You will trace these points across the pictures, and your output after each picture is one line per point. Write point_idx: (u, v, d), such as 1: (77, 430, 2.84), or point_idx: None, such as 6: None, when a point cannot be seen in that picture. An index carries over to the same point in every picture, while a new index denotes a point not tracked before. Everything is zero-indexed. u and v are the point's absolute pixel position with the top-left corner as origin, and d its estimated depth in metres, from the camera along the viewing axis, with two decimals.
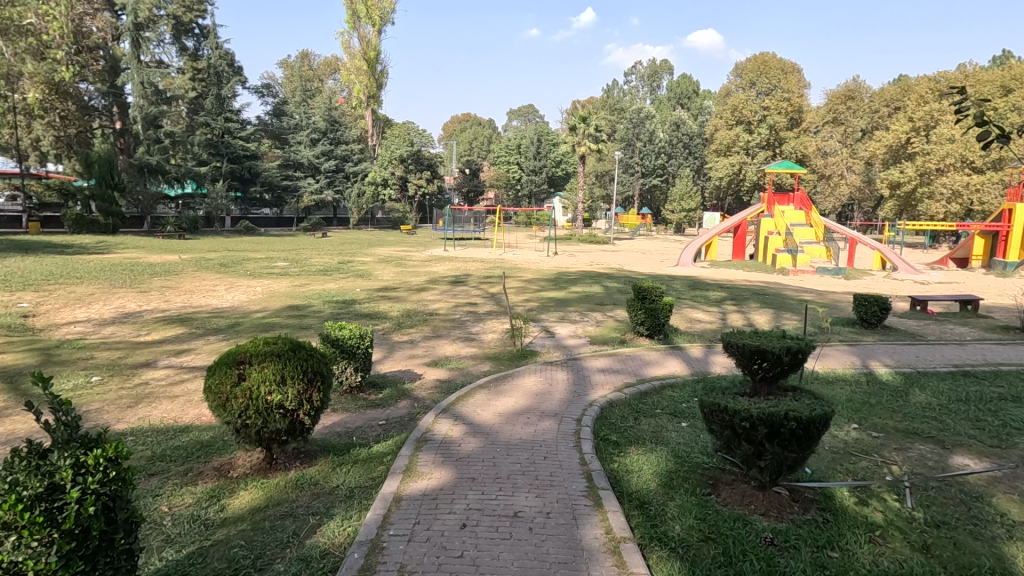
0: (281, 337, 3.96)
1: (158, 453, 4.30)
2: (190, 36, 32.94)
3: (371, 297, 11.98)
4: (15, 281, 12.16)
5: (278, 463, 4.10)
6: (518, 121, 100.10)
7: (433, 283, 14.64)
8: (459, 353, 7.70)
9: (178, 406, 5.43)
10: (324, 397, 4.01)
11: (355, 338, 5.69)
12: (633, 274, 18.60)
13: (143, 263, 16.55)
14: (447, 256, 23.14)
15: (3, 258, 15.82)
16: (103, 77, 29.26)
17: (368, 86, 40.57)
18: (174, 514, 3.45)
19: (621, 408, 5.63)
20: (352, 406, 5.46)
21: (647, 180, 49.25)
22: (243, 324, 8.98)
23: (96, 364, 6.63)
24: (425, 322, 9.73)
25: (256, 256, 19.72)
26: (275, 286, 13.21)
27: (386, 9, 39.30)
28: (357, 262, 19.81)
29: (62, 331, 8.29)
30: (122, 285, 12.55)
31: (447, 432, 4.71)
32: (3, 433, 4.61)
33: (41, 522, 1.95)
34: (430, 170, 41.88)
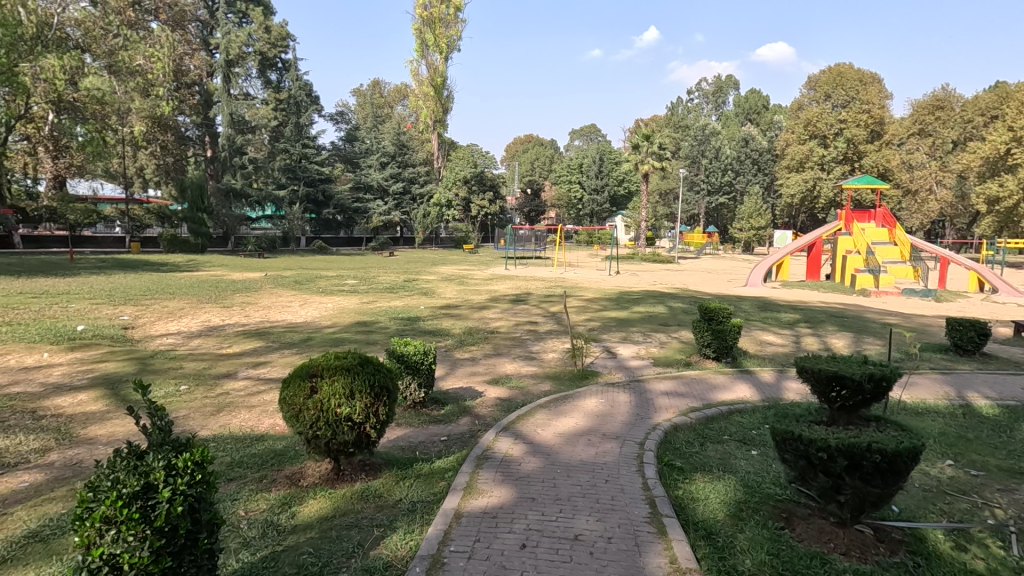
0: (351, 351, 4.15)
1: (236, 460, 4.56)
2: (274, 70, 35.54)
3: (434, 314, 12.29)
4: (119, 296, 13.44)
5: (345, 474, 4.24)
6: (580, 141, 100.43)
7: (494, 302, 14.83)
8: (520, 372, 7.70)
9: (256, 415, 5.76)
10: (389, 412, 4.12)
11: (419, 354, 5.79)
12: (698, 294, 18.08)
13: (227, 280, 17.86)
14: (508, 274, 23.43)
15: (108, 275, 17.56)
16: (198, 110, 32.73)
17: (435, 110, 42.14)
18: (250, 518, 3.64)
19: (686, 433, 5.44)
20: (416, 422, 5.58)
21: (713, 198, 47.94)
22: (314, 339, 9.40)
23: (184, 374, 7.14)
24: (486, 340, 9.83)
25: (327, 274, 20.77)
26: (345, 302, 13.84)
27: (452, 37, 40.89)
28: (421, 279, 20.42)
29: (155, 342, 9.02)
30: (207, 300, 13.56)
31: (507, 451, 4.72)
32: (106, 434, 5.04)
33: (136, 519, 2.13)
34: (493, 191, 42.61)
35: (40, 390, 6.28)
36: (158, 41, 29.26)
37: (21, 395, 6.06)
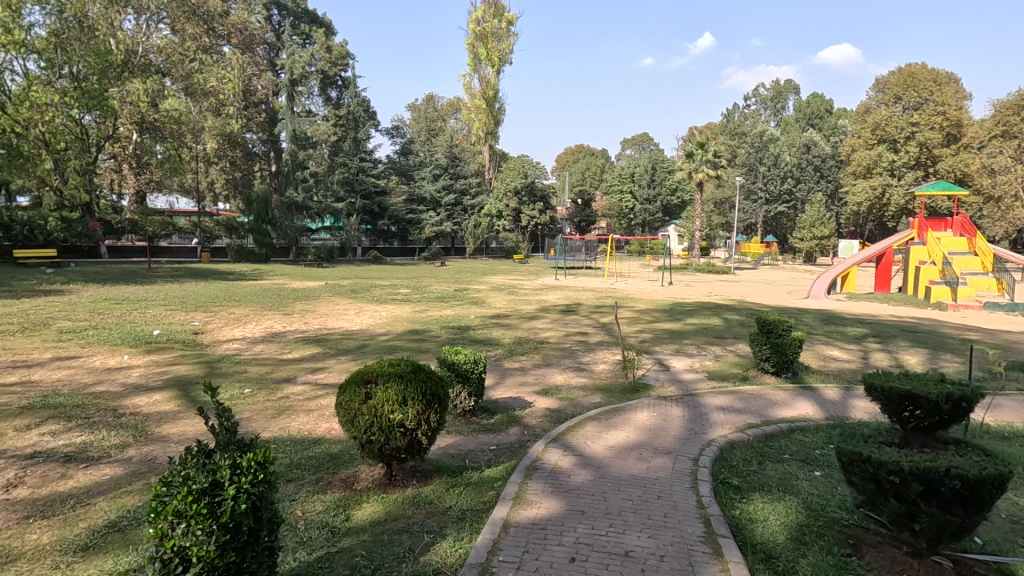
0: (404, 359, 4.24)
1: (294, 462, 4.74)
2: (334, 87, 37.27)
3: (485, 324, 12.41)
4: (190, 302, 14.33)
5: (397, 479, 4.32)
6: (632, 150, 99.30)
7: (544, 312, 14.81)
8: (570, 383, 7.63)
9: (313, 419, 5.97)
10: (440, 419, 4.18)
11: (470, 363, 5.84)
12: (756, 306, 17.43)
13: (288, 288, 18.70)
14: (558, 284, 23.38)
15: (181, 283, 18.78)
16: (264, 127, 34.70)
17: (486, 123, 42.77)
18: (307, 518, 3.77)
19: (743, 450, 5.23)
20: (466, 430, 5.63)
21: (772, 206, 46.24)
22: (368, 346, 9.67)
23: (248, 378, 7.50)
24: (536, 350, 9.83)
25: (382, 283, 21.36)
26: (398, 311, 14.20)
27: (504, 50, 41.49)
28: (472, 289, 20.68)
29: (222, 347, 9.53)
30: (270, 307, 14.23)
31: (556, 462, 4.69)
32: (177, 432, 5.36)
33: (203, 514, 2.25)
34: (543, 202, 42.71)
35: (120, 389, 6.75)
36: (229, 64, 31.20)
37: (103, 393, 6.53)
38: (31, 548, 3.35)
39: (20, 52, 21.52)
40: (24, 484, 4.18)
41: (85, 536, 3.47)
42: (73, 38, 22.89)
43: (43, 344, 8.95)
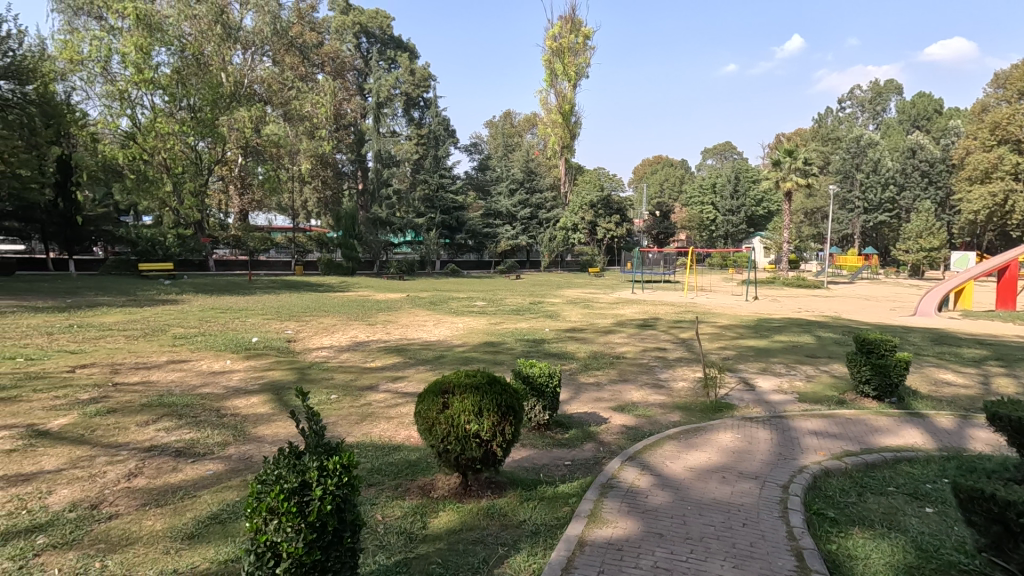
0: (481, 370, 4.31)
1: (375, 467, 4.93)
2: (417, 108, 39.10)
3: (560, 337, 12.36)
4: (285, 312, 15.41)
5: (472, 489, 4.38)
6: (713, 160, 95.89)
7: (621, 326, 14.52)
8: (647, 400, 7.40)
9: (393, 426, 6.19)
10: (515, 431, 4.20)
11: (545, 376, 5.80)
12: (854, 323, 16.12)
13: (372, 300, 19.65)
14: (635, 298, 22.91)
15: (278, 294, 20.27)
16: (353, 148, 37.09)
17: (562, 137, 42.93)
18: (387, 523, 3.90)
19: (840, 480, 4.83)
20: (540, 444, 5.60)
21: (871, 216, 42.82)
22: (446, 357, 9.91)
23: (334, 384, 7.92)
24: (611, 365, 9.64)
25: (459, 296, 21.92)
26: (474, 323, 14.47)
27: (580, 64, 41.64)
28: (547, 302, 20.71)
29: (312, 354, 10.15)
30: (355, 318, 14.99)
31: (633, 481, 4.55)
32: (271, 434, 5.74)
33: (293, 512, 2.39)
34: (620, 214, 42.11)
35: (224, 391, 7.36)
36: (322, 90, 33.57)
37: (209, 395, 7.14)
38: (147, 533, 3.69)
39: (149, 88, 24.35)
40: (142, 474, 4.63)
41: (192, 525, 3.78)
42: (191, 74, 25.55)
43: (161, 348, 9.96)
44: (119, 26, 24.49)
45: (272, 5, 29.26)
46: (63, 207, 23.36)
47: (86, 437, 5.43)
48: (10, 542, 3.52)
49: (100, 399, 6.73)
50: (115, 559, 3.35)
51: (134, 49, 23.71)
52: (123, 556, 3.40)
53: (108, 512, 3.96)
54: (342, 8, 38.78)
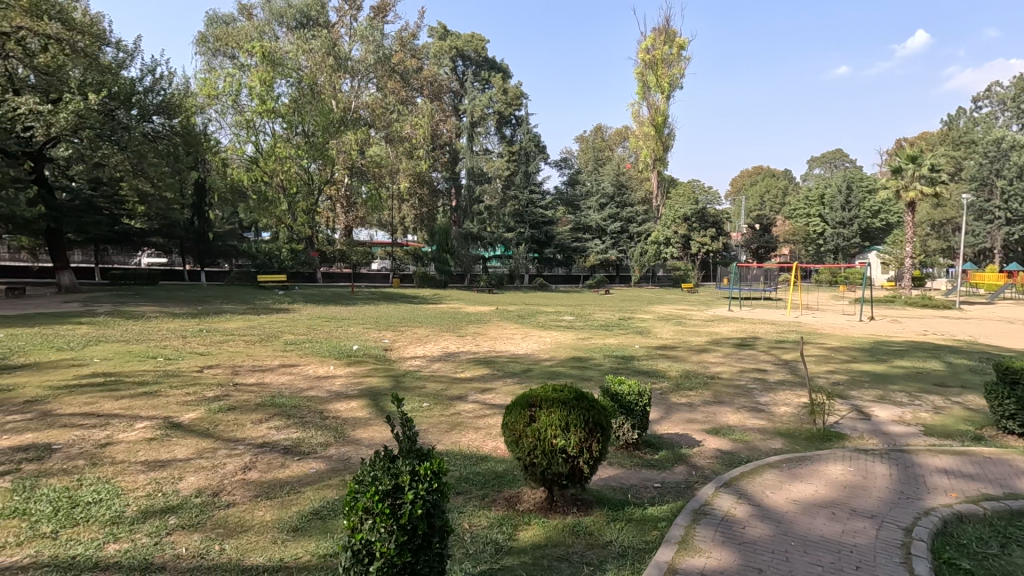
0: (568, 386, 4.29)
1: (464, 475, 5.04)
2: (509, 126, 40.06)
3: (650, 354, 12.00)
4: (383, 322, 16.29)
5: (558, 505, 4.34)
6: (822, 169, 89.24)
7: (716, 345, 13.83)
8: (745, 424, 6.96)
9: (481, 436, 6.30)
10: (603, 448, 4.12)
11: (634, 395, 5.64)
12: (994, 349, 14.19)
13: (463, 312, 20.25)
14: (732, 316, 21.76)
15: (377, 305, 21.49)
16: (448, 166, 38.82)
17: (655, 149, 41.94)
18: (473, 532, 3.96)
19: (976, 527, 4.25)
20: (627, 463, 5.44)
21: (1015, 228, 37.67)
22: (533, 370, 9.96)
23: (426, 392, 8.23)
24: (705, 385, 9.19)
25: (547, 310, 22.00)
26: (562, 337, 14.43)
27: (674, 75, 40.67)
28: (637, 318, 20.22)
29: (406, 363, 10.62)
30: (447, 329, 15.51)
31: (729, 509, 4.30)
32: (368, 437, 6.05)
33: (387, 514, 2.51)
34: (716, 228, 40.13)
35: (327, 395, 7.89)
36: (420, 112, 35.48)
37: (314, 397, 7.69)
38: (258, 522, 4.03)
39: (270, 117, 27.11)
40: (256, 468, 5.07)
41: (296, 518, 4.07)
42: (306, 102, 28.02)
43: (274, 352, 10.90)
44: (248, 63, 27.46)
45: (376, 35, 31.41)
46: (198, 225, 26.63)
47: (211, 430, 6.06)
48: (148, 519, 3.98)
49: (223, 397, 7.47)
50: (232, 544, 3.68)
51: (259, 83, 26.58)
52: (238, 541, 3.73)
53: (227, 500, 4.37)
54: (440, 35, 40.91)
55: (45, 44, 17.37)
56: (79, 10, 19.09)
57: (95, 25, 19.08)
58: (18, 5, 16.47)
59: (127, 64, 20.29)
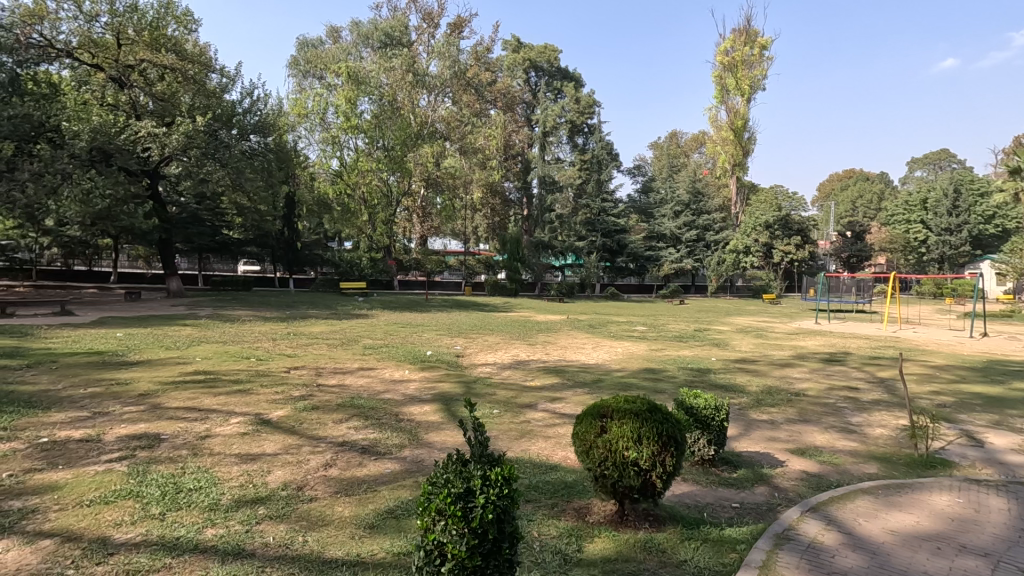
0: (640, 397, 4.19)
1: (533, 483, 5.04)
2: (581, 134, 39.95)
3: (728, 368, 11.49)
4: (455, 329, 16.68)
5: (629, 519, 4.23)
6: (924, 171, 81.88)
7: (801, 360, 13.01)
8: (834, 446, 6.48)
9: (551, 445, 6.28)
10: (677, 463, 3.98)
11: (711, 409, 5.37)
12: None
13: (534, 321, 20.33)
14: (819, 329, 20.41)
15: (449, 312, 22.03)
16: (519, 176, 39.40)
17: (733, 154, 40.28)
18: (543, 541, 3.94)
19: None
20: (703, 480, 5.21)
21: None
22: (604, 380, 9.81)
23: (497, 399, 8.33)
24: (789, 402, 8.66)
25: (618, 320, 21.64)
26: (634, 348, 14.12)
27: (756, 76, 38.99)
28: (714, 330, 19.44)
29: (478, 369, 10.81)
30: (518, 337, 15.63)
31: (816, 535, 4.03)
32: (440, 441, 6.21)
33: (458, 516, 2.56)
34: (801, 235, 37.37)
35: (402, 398, 8.17)
36: (493, 123, 36.35)
37: (390, 400, 7.98)
38: (338, 518, 4.22)
39: (353, 132, 28.70)
40: (336, 466, 5.32)
41: (372, 516, 4.23)
42: (387, 118, 29.35)
43: (353, 356, 11.44)
44: (335, 83, 29.19)
45: (452, 51, 32.50)
46: (288, 235, 28.34)
47: (297, 428, 6.44)
48: (241, 508, 4.29)
49: (307, 397, 7.93)
50: (313, 536, 3.89)
51: (344, 102, 28.23)
52: (319, 534, 3.92)
53: (310, 495, 4.62)
54: (514, 47, 41.71)
55: (163, 73, 19.64)
56: (191, 41, 21.10)
57: (202, 54, 20.96)
58: (141, 39, 19.29)
59: (229, 88, 22.12)
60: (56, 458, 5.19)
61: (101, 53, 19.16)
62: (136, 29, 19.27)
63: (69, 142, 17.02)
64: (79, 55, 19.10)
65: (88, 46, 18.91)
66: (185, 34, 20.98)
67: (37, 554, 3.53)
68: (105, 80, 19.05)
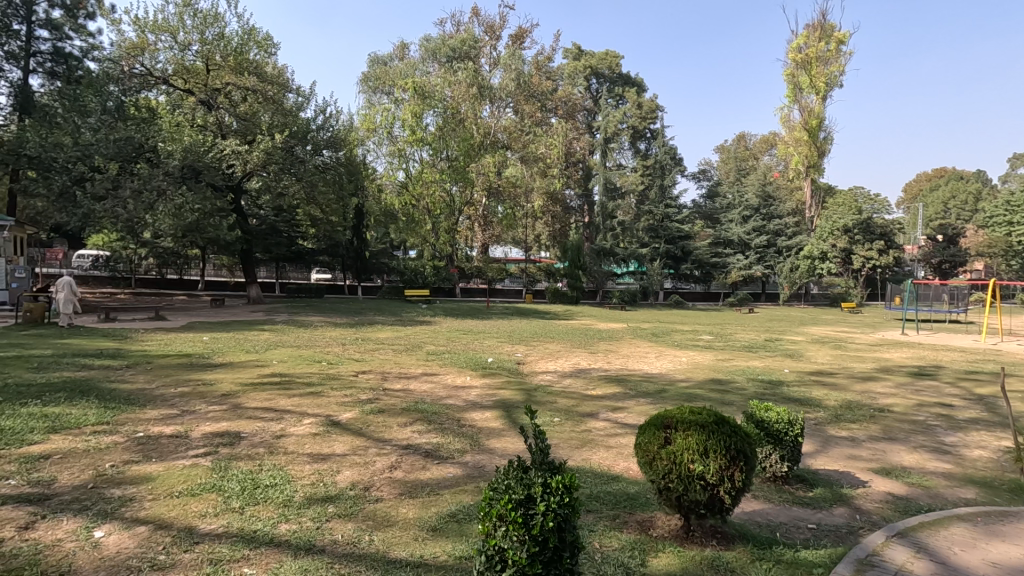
0: (706, 408, 4.05)
1: (594, 493, 4.96)
2: (643, 139, 40.57)
3: (803, 380, 10.87)
4: (516, 337, 16.76)
5: (695, 536, 4.08)
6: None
7: (886, 373, 12.08)
8: (924, 467, 5.98)
9: (612, 455, 6.17)
10: (746, 479, 3.81)
11: (783, 424, 5.09)
12: None
13: (595, 329, 20.10)
14: (906, 340, 18.94)
15: (511, 320, 22.17)
16: (581, 183, 39.58)
17: (807, 156, 38.26)
18: (604, 552, 3.87)
19: None
20: (776, 498, 4.94)
21: None
22: (668, 390, 9.54)
23: (558, 407, 8.28)
24: (872, 418, 8.08)
25: (683, 328, 20.98)
26: (700, 358, 13.64)
27: (832, 73, 37.01)
28: (786, 340, 18.49)
29: (538, 377, 10.79)
30: (579, 345, 15.48)
31: (904, 563, 3.74)
32: (501, 447, 6.25)
33: (519, 523, 2.57)
34: (885, 240, 34.86)
35: (464, 404, 8.30)
36: (554, 132, 36.55)
37: (452, 405, 8.12)
38: (402, 518, 4.34)
39: (418, 145, 29.59)
40: (400, 468, 5.48)
41: (434, 519, 4.31)
42: (451, 129, 30.00)
43: (417, 361, 11.74)
44: (402, 98, 30.15)
45: (517, 63, 33.18)
46: (357, 244, 29.46)
47: (364, 430, 6.69)
48: (312, 505, 4.50)
49: (373, 400, 8.21)
50: (379, 536, 4.01)
51: (410, 116, 29.14)
52: (384, 535, 4.04)
53: (375, 495, 4.77)
54: (575, 55, 41.89)
55: (246, 95, 21.00)
56: (270, 64, 22.51)
57: (281, 76, 22.32)
58: (227, 64, 20.71)
59: (304, 106, 23.37)
60: (151, 451, 5.66)
61: (193, 78, 20.86)
62: (223, 55, 20.79)
63: (163, 161, 18.68)
64: (174, 81, 20.94)
65: (182, 72, 20.72)
66: (266, 58, 22.40)
67: (134, 539, 3.85)
68: (195, 103, 20.69)
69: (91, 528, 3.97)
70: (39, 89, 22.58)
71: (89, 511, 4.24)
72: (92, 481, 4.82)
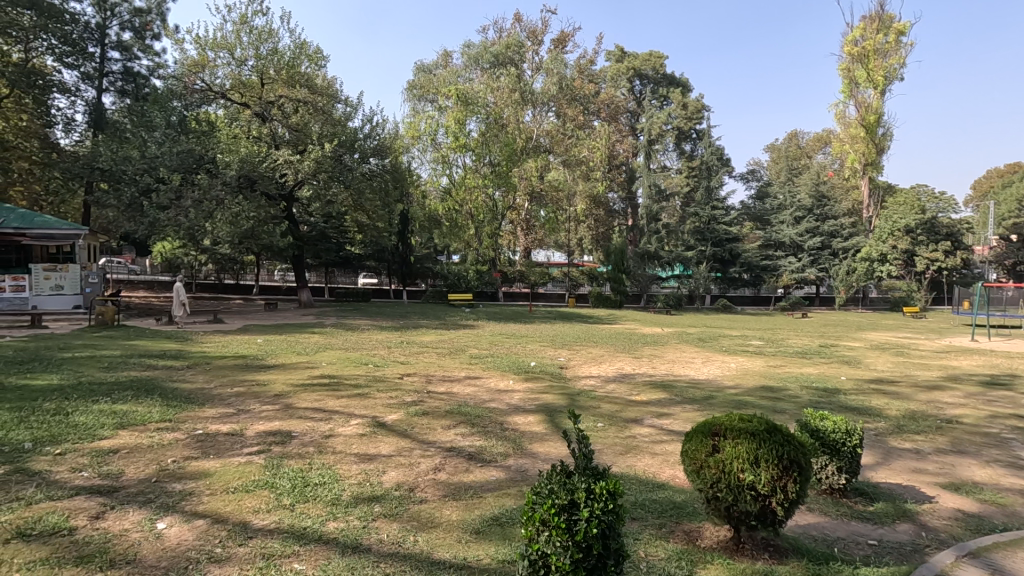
0: (757, 416, 3.90)
1: (639, 500, 4.86)
2: (689, 140, 39.50)
3: (861, 389, 10.31)
4: (558, 341, 16.67)
5: (746, 548, 3.93)
6: None
7: (954, 382, 11.30)
8: (998, 483, 5.57)
9: (657, 462, 6.04)
10: (800, 490, 3.65)
11: (841, 433, 4.84)
12: None
13: (639, 333, 19.72)
14: (977, 347, 17.66)
15: (552, 324, 22.08)
16: (624, 186, 39.89)
17: (865, 153, 36.50)
18: (650, 561, 3.78)
19: None
20: (833, 512, 4.71)
21: None
22: (716, 397, 9.26)
23: (601, 413, 8.17)
24: (938, 429, 7.60)
25: (731, 333, 20.29)
26: (750, 364, 13.16)
27: (891, 66, 35.22)
28: (842, 345, 17.59)
29: (581, 382, 10.68)
30: (622, 350, 15.24)
31: None
32: (544, 451, 6.21)
33: (563, 528, 2.55)
34: (952, 241, 32.72)
35: (506, 408, 8.29)
36: (596, 134, 36.20)
37: (495, 409, 8.14)
38: (446, 520, 4.37)
39: (461, 151, 29.92)
40: (444, 470, 5.53)
41: (478, 522, 4.33)
42: (493, 134, 30.17)
43: (460, 365, 11.84)
44: (445, 105, 30.46)
45: (558, 67, 33.29)
46: (402, 250, 30.16)
47: (408, 431, 6.80)
48: (359, 505, 4.59)
49: (418, 402, 8.32)
50: (423, 537, 4.06)
51: (454, 122, 29.37)
52: (429, 535, 4.10)
53: (420, 496, 4.84)
54: (617, 57, 41.52)
55: (297, 106, 21.90)
56: (321, 76, 23.26)
57: (330, 87, 23.02)
58: (280, 78, 21.59)
59: (352, 116, 24.04)
60: (209, 448, 5.92)
61: (248, 92, 21.83)
62: (276, 68, 21.66)
63: (221, 172, 19.60)
64: (231, 95, 21.99)
65: (238, 87, 21.75)
66: (316, 70, 23.21)
67: (193, 532, 4.03)
68: (251, 116, 21.73)
69: (155, 520, 4.19)
70: (111, 106, 24.20)
71: (153, 503, 4.48)
72: (156, 475, 5.10)
